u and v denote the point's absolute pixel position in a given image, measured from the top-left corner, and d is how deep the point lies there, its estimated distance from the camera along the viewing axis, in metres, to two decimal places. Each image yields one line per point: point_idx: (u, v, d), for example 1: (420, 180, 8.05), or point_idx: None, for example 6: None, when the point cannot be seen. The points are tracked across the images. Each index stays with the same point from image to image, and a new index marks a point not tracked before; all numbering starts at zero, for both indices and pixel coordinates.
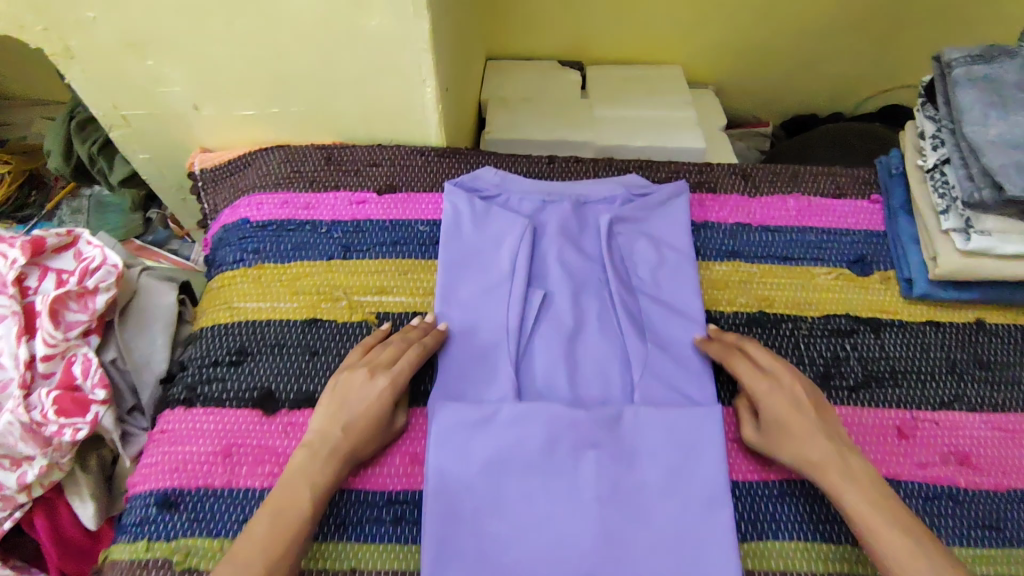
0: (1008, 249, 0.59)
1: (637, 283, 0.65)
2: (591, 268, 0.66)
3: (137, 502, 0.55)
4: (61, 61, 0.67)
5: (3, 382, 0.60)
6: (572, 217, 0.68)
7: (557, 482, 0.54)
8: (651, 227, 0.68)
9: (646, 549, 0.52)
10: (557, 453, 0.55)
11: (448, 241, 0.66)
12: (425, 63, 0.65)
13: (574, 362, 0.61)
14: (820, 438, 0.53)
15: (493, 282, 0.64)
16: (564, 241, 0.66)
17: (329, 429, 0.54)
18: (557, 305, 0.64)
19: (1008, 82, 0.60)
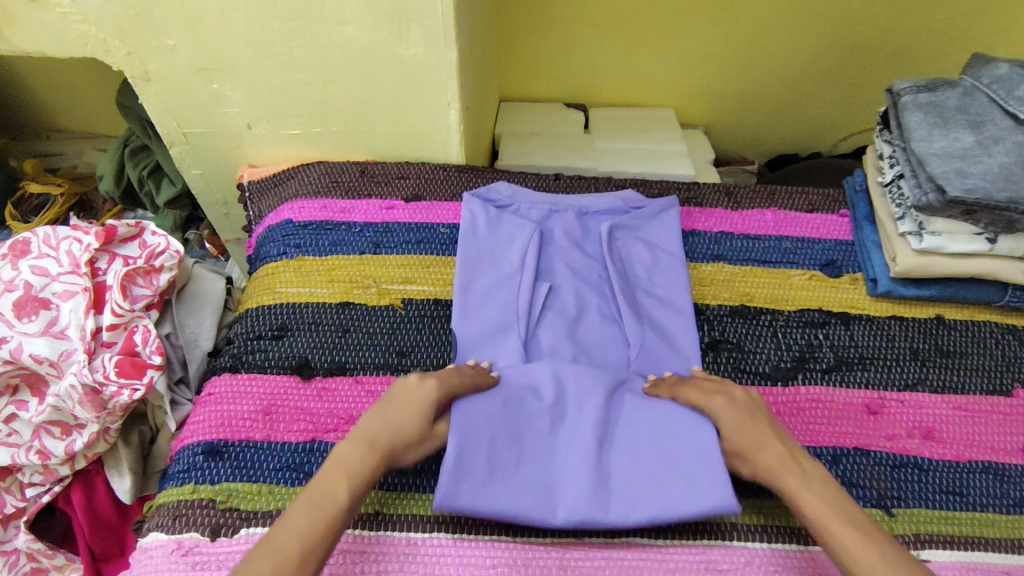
0: (955, 247, 0.68)
1: (633, 279, 0.73)
2: (592, 265, 0.74)
3: (186, 452, 0.62)
4: (138, 83, 0.78)
5: (67, 352, 0.67)
6: (575, 224, 0.76)
7: (564, 430, 0.60)
8: (645, 232, 0.76)
9: (638, 485, 0.57)
10: (564, 405, 0.61)
11: (464, 241, 0.73)
12: (451, 87, 0.76)
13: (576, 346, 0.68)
14: (774, 442, 0.53)
15: (506, 274, 0.71)
16: (568, 244, 0.74)
17: (374, 421, 0.51)
18: (562, 296, 0.71)
19: (948, 107, 0.71)
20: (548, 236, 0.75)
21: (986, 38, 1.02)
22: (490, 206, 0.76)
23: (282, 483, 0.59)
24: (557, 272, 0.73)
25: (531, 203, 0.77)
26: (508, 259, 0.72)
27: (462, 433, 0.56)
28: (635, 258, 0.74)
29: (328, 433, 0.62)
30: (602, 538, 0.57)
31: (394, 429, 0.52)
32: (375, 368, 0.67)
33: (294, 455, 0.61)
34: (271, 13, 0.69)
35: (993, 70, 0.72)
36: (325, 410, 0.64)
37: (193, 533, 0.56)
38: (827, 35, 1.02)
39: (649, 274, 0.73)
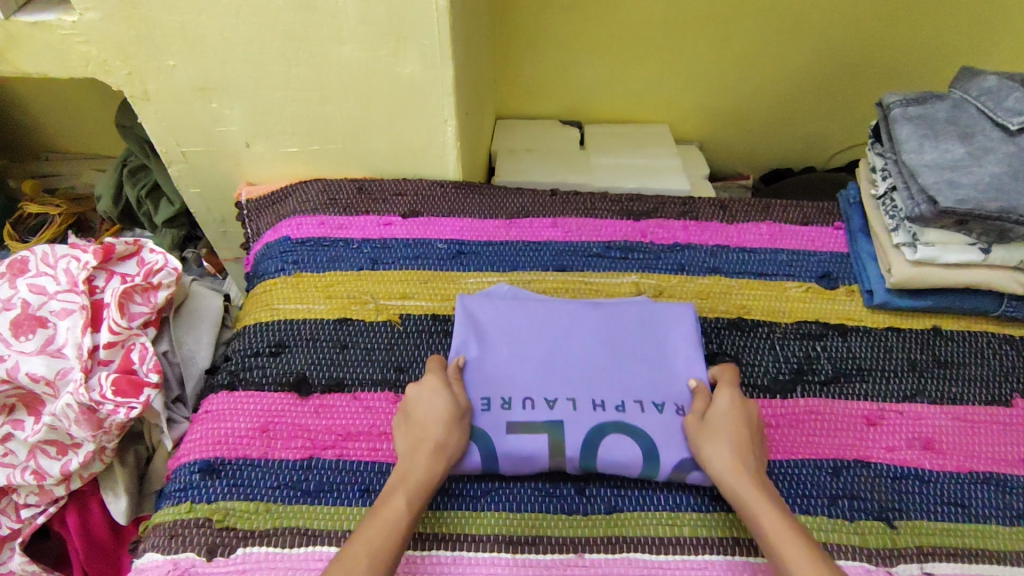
0: (950, 257, 0.69)
1: (634, 377, 0.65)
2: (594, 353, 0.67)
3: (182, 471, 0.61)
4: (139, 103, 0.79)
5: (63, 370, 0.67)
6: (586, 321, 0.69)
7: (563, 364, 0.66)
8: (653, 318, 0.70)
9: (620, 373, 0.65)
10: (563, 359, 0.66)
11: (465, 321, 0.69)
12: (447, 104, 0.77)
13: (584, 401, 0.63)
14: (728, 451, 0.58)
15: (499, 359, 0.66)
16: (577, 338, 0.68)
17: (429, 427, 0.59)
18: (570, 389, 0.64)
19: (937, 119, 0.72)
20: (542, 321, 0.69)
21: (975, 52, 1.03)
22: (486, 304, 0.70)
23: (279, 501, 0.59)
24: (559, 366, 0.66)
25: (525, 300, 0.72)
26: (505, 349, 0.67)
27: (465, 320, 0.69)
28: (635, 337, 0.68)
29: (327, 450, 0.62)
30: (603, 553, 0.57)
31: (451, 446, 0.58)
32: (374, 384, 0.67)
33: (291, 472, 0.60)
34: (270, 32, 0.70)
35: (981, 83, 0.73)
36: (323, 428, 0.63)
37: (189, 553, 0.55)
38: (818, 51, 1.04)
39: (653, 359, 0.67)
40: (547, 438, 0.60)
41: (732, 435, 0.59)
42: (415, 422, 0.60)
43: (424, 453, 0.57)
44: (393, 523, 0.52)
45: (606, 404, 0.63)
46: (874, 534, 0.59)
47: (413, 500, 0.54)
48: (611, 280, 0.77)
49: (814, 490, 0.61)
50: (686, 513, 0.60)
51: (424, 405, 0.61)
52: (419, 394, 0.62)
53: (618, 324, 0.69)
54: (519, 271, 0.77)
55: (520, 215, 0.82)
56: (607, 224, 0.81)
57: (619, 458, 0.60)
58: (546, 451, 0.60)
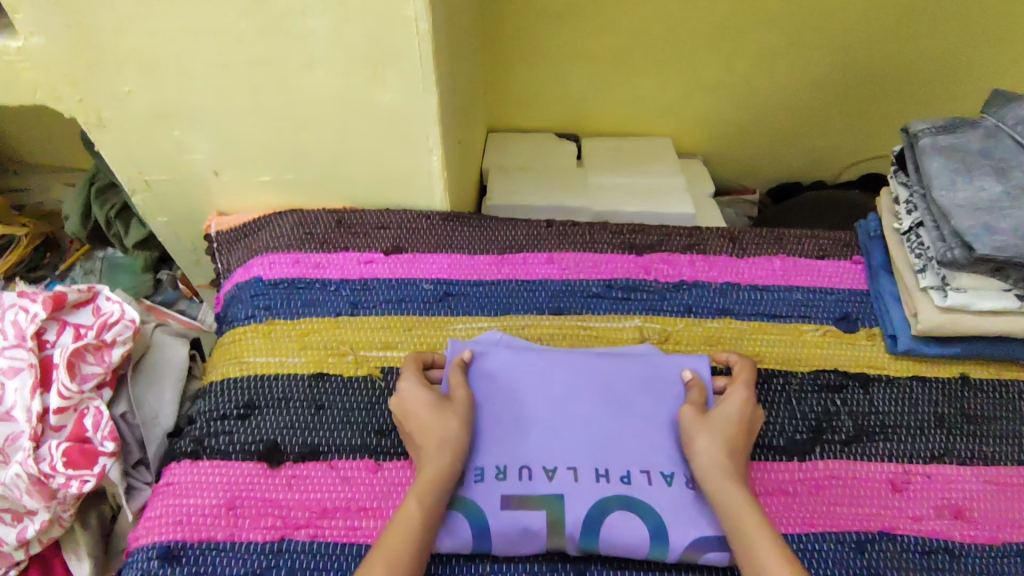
0: (983, 304, 0.63)
1: (641, 442, 0.60)
2: (596, 415, 0.61)
3: (139, 555, 0.55)
4: (94, 130, 0.72)
5: (13, 435, 0.60)
6: (590, 374, 0.63)
7: (563, 427, 0.60)
8: (663, 372, 0.64)
9: (625, 439, 0.60)
10: (563, 421, 0.61)
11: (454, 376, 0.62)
12: (432, 133, 0.70)
13: (586, 471, 0.58)
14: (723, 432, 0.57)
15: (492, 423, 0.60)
16: (580, 395, 0.62)
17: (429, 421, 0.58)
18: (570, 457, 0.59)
19: (972, 151, 0.65)
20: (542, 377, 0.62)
21: (1002, 62, 0.96)
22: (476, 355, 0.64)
23: None
24: (558, 432, 0.60)
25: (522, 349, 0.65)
26: (499, 409, 0.61)
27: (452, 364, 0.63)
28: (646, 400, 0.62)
29: (300, 531, 0.56)
30: None
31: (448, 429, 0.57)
32: (352, 451, 0.61)
33: (260, 558, 0.55)
34: (234, 57, 0.63)
35: (1017, 109, 0.66)
36: (296, 503, 0.58)
37: None
38: (833, 61, 0.96)
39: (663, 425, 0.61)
40: (545, 515, 0.55)
41: (726, 428, 0.58)
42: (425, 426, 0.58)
43: (439, 456, 0.56)
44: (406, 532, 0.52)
45: (610, 475, 0.58)
46: None
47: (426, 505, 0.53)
48: (612, 325, 0.70)
49: (838, 569, 0.56)
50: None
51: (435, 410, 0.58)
52: (420, 398, 0.59)
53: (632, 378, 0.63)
54: (512, 314, 0.71)
55: (513, 250, 0.75)
56: (607, 258, 0.75)
57: (623, 541, 0.55)
58: (545, 529, 0.55)
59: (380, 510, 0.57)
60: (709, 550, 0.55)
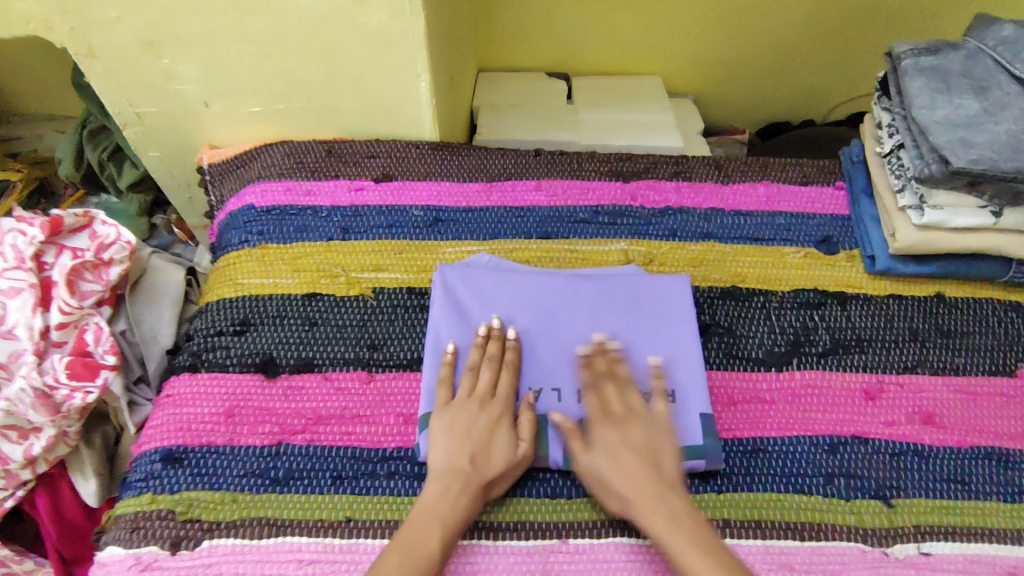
0: (959, 221, 0.64)
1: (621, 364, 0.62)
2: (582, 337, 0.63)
3: (143, 459, 0.58)
4: (83, 60, 0.72)
5: (17, 352, 0.62)
6: (574, 299, 0.65)
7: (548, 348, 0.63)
8: (646, 294, 0.66)
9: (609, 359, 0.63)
10: (548, 343, 0.63)
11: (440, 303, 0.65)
12: (420, 58, 0.70)
13: (569, 392, 0.61)
14: (628, 458, 0.54)
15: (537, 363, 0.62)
16: (564, 318, 0.64)
17: (461, 454, 0.54)
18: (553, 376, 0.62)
19: (952, 71, 0.66)
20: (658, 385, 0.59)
21: None
22: (466, 278, 0.66)
23: (246, 490, 0.56)
24: (546, 354, 0.63)
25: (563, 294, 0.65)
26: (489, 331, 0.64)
27: (441, 289, 0.65)
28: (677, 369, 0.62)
29: (296, 436, 0.59)
30: (589, 538, 0.55)
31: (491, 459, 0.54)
32: (345, 363, 0.63)
33: (258, 460, 0.57)
34: None
35: (997, 32, 0.67)
36: (292, 411, 0.60)
37: (151, 547, 0.53)
38: None
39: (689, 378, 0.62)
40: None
41: (625, 446, 0.55)
42: (478, 445, 0.55)
43: (467, 491, 0.52)
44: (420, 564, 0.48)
45: None
46: (870, 513, 0.57)
47: (450, 535, 0.51)
48: (598, 248, 0.72)
49: (810, 468, 0.59)
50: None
51: (493, 436, 0.56)
52: (475, 413, 0.57)
53: (655, 327, 0.64)
54: (500, 239, 0.72)
55: (501, 178, 0.76)
56: (594, 186, 0.76)
57: None
58: (530, 446, 0.58)
59: (373, 417, 0.60)
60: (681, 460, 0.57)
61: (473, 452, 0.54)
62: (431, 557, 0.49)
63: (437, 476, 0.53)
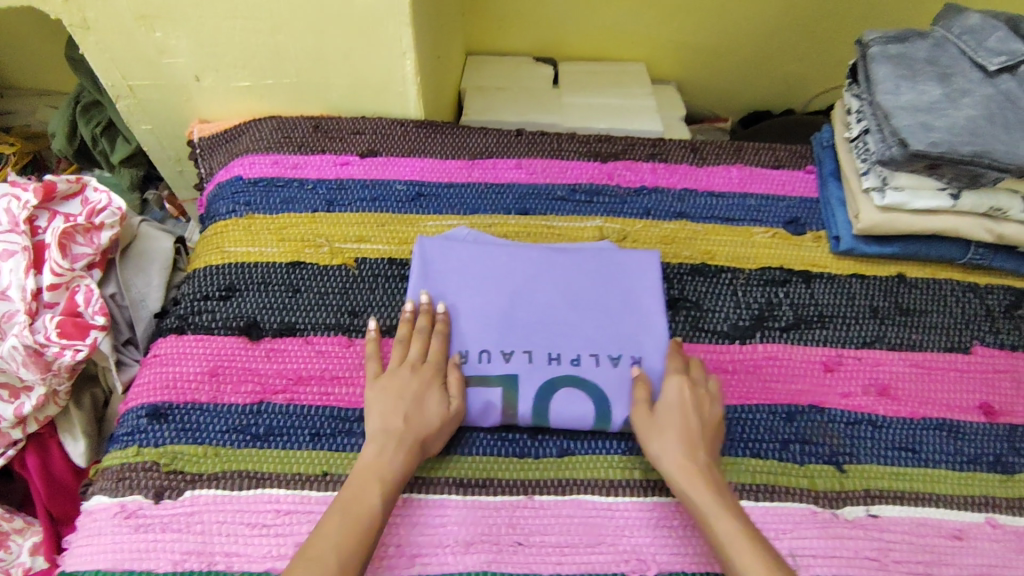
0: (918, 203, 0.67)
1: (588, 331, 0.65)
2: (552, 304, 0.66)
3: (130, 415, 0.60)
4: (77, 32, 0.74)
5: (8, 313, 0.64)
6: (543, 269, 0.68)
7: (518, 315, 0.65)
8: (614, 265, 0.68)
9: (577, 325, 0.65)
10: (519, 311, 0.65)
11: (418, 275, 0.67)
12: (405, 35, 0.73)
13: (540, 354, 0.63)
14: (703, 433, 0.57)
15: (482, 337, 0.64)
16: (534, 287, 0.67)
17: (392, 417, 0.57)
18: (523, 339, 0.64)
19: (917, 58, 0.69)
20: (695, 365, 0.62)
21: None
22: (442, 250, 0.68)
23: (228, 445, 0.58)
24: (517, 320, 0.65)
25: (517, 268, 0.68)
26: (463, 299, 0.66)
27: (421, 260, 0.68)
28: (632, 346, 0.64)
29: (277, 395, 0.61)
30: (553, 495, 0.58)
31: (424, 421, 0.57)
32: (325, 329, 0.65)
33: (240, 417, 0.60)
34: None
35: (964, 21, 0.70)
36: (273, 371, 0.62)
37: (137, 496, 0.56)
38: None
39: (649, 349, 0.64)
40: (501, 391, 0.61)
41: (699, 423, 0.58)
42: (409, 406, 0.57)
43: (400, 454, 0.55)
44: (355, 522, 0.50)
45: (561, 358, 0.63)
46: (823, 477, 0.60)
47: (388, 494, 0.53)
48: (574, 225, 0.74)
49: (767, 434, 0.62)
50: (636, 458, 0.61)
51: (423, 396, 0.58)
52: (406, 378, 0.59)
53: (623, 297, 0.67)
54: (480, 214, 0.75)
55: (483, 156, 0.79)
56: (573, 165, 0.79)
57: (573, 414, 0.61)
58: (499, 404, 0.61)
59: (350, 379, 0.63)
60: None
61: (405, 412, 0.57)
62: (371, 510, 0.51)
63: (370, 438, 0.56)
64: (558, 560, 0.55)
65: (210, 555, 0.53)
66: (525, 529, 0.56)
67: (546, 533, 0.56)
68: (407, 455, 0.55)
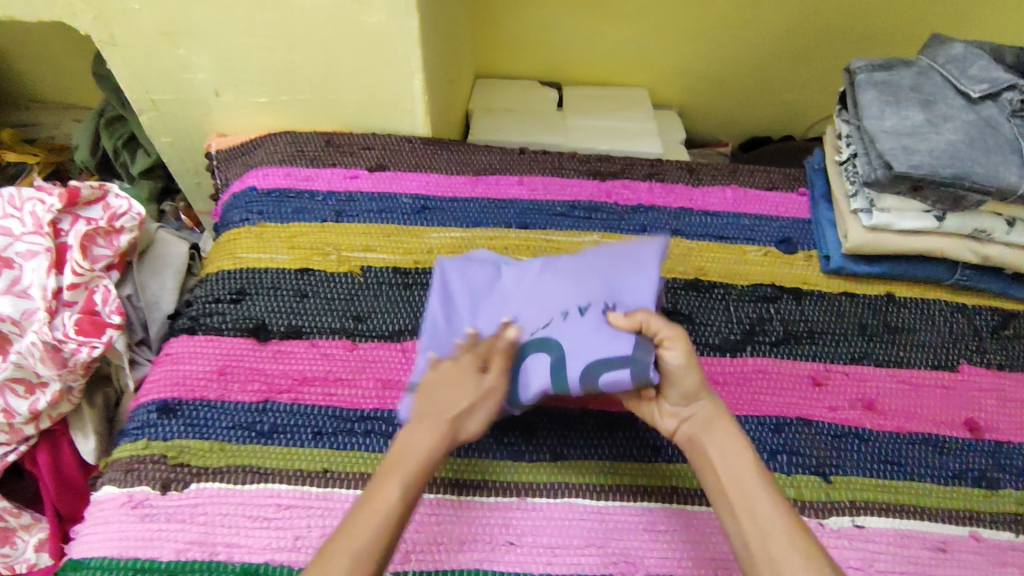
0: (904, 224, 0.70)
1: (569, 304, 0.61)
2: (539, 294, 0.63)
3: (140, 410, 0.63)
4: (106, 47, 0.78)
5: (29, 311, 0.68)
6: (534, 267, 0.65)
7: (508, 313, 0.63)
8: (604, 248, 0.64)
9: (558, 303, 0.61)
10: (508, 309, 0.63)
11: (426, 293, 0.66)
12: (414, 56, 0.77)
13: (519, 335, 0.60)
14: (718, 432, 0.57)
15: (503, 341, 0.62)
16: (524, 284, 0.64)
17: (426, 407, 0.54)
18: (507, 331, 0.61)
19: (902, 86, 0.72)
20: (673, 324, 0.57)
21: (954, 22, 1.02)
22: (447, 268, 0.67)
23: (233, 440, 0.61)
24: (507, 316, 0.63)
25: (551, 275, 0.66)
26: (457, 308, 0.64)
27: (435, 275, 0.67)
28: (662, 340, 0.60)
29: (282, 394, 0.64)
30: (545, 498, 0.60)
31: (460, 406, 0.54)
32: (331, 332, 0.68)
33: (246, 414, 0.62)
34: None
35: (948, 51, 0.74)
36: (279, 372, 0.65)
37: (144, 487, 0.58)
38: (799, 15, 1.02)
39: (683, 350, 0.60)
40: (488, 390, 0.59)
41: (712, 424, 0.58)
42: (443, 393, 0.55)
43: (432, 438, 0.52)
44: (377, 515, 0.48)
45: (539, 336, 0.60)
46: (810, 487, 0.62)
47: (409, 486, 0.50)
48: (573, 239, 0.77)
49: (756, 444, 0.64)
50: (595, 462, 0.62)
51: (464, 380, 0.55)
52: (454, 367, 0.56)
53: (613, 270, 0.62)
54: (483, 227, 0.78)
55: (487, 172, 0.82)
56: (573, 183, 0.82)
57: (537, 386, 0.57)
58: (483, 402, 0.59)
59: (353, 381, 0.65)
60: (608, 372, 0.55)
61: (439, 399, 0.54)
62: (388, 506, 0.49)
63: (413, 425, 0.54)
64: (548, 560, 0.56)
65: (213, 545, 0.55)
66: (517, 529, 0.58)
67: (537, 534, 0.58)
68: (439, 444, 0.52)
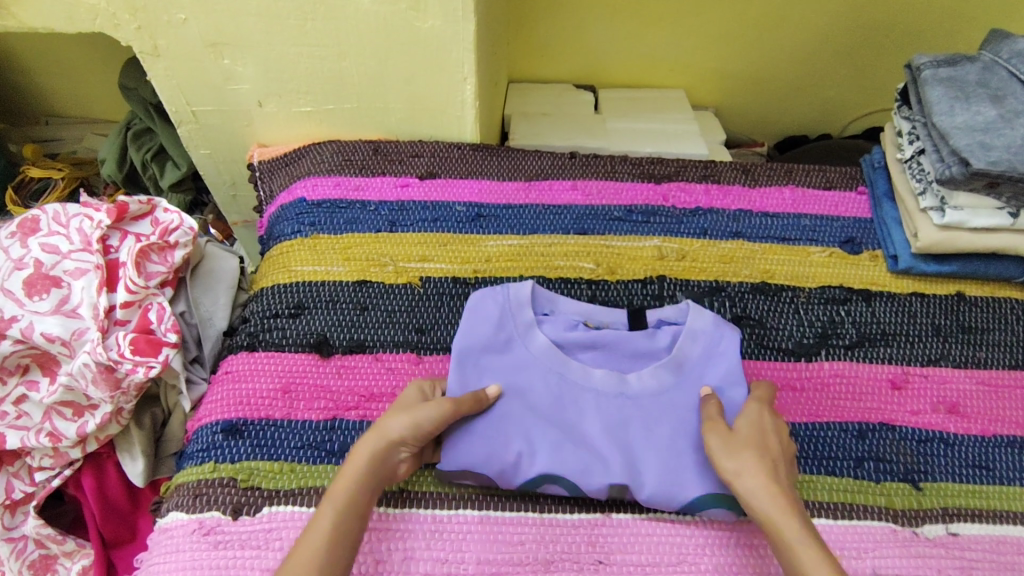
0: (978, 221, 0.68)
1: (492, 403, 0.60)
2: (536, 393, 0.61)
3: (204, 431, 0.61)
4: (147, 59, 0.76)
5: (80, 331, 0.65)
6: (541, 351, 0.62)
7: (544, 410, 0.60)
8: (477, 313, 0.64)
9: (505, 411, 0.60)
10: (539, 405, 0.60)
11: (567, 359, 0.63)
12: (468, 60, 0.75)
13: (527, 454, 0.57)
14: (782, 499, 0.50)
15: (516, 410, 0.60)
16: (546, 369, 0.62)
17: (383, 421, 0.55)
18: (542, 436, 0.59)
19: (970, 81, 0.71)
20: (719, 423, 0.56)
21: (997, 14, 1.01)
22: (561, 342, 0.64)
23: (305, 461, 0.59)
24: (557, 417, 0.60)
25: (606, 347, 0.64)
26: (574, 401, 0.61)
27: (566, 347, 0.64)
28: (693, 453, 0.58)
29: (350, 412, 0.62)
30: (633, 513, 0.58)
31: (394, 424, 0.54)
32: (395, 346, 0.66)
33: (314, 433, 0.60)
34: None
35: (1013, 45, 0.72)
36: (346, 388, 0.63)
37: (215, 512, 0.55)
38: (842, 12, 1.01)
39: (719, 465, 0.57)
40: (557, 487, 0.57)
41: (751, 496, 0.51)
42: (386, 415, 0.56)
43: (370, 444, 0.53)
44: (318, 540, 0.47)
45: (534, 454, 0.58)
46: (900, 495, 0.60)
47: (341, 509, 0.49)
48: (633, 244, 0.75)
49: (841, 452, 0.62)
50: None
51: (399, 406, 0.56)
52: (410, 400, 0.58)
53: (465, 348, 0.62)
54: (542, 233, 0.76)
55: (539, 177, 0.80)
56: (628, 186, 0.80)
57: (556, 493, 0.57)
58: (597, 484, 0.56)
59: None
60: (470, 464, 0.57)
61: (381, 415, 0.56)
62: (321, 538, 0.48)
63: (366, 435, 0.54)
64: None
65: None
66: (606, 547, 0.56)
67: (627, 551, 0.56)
68: (378, 452, 0.53)
